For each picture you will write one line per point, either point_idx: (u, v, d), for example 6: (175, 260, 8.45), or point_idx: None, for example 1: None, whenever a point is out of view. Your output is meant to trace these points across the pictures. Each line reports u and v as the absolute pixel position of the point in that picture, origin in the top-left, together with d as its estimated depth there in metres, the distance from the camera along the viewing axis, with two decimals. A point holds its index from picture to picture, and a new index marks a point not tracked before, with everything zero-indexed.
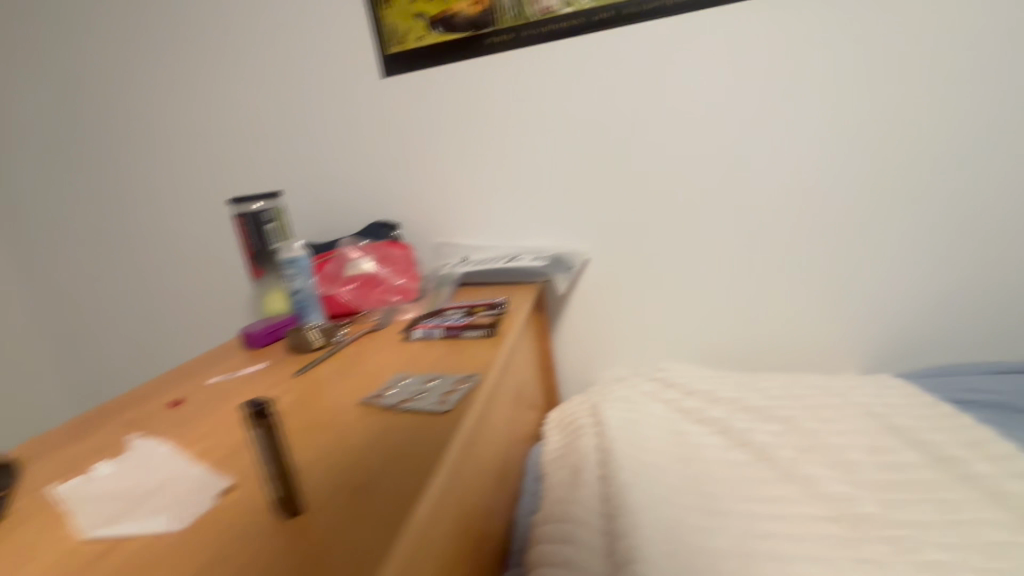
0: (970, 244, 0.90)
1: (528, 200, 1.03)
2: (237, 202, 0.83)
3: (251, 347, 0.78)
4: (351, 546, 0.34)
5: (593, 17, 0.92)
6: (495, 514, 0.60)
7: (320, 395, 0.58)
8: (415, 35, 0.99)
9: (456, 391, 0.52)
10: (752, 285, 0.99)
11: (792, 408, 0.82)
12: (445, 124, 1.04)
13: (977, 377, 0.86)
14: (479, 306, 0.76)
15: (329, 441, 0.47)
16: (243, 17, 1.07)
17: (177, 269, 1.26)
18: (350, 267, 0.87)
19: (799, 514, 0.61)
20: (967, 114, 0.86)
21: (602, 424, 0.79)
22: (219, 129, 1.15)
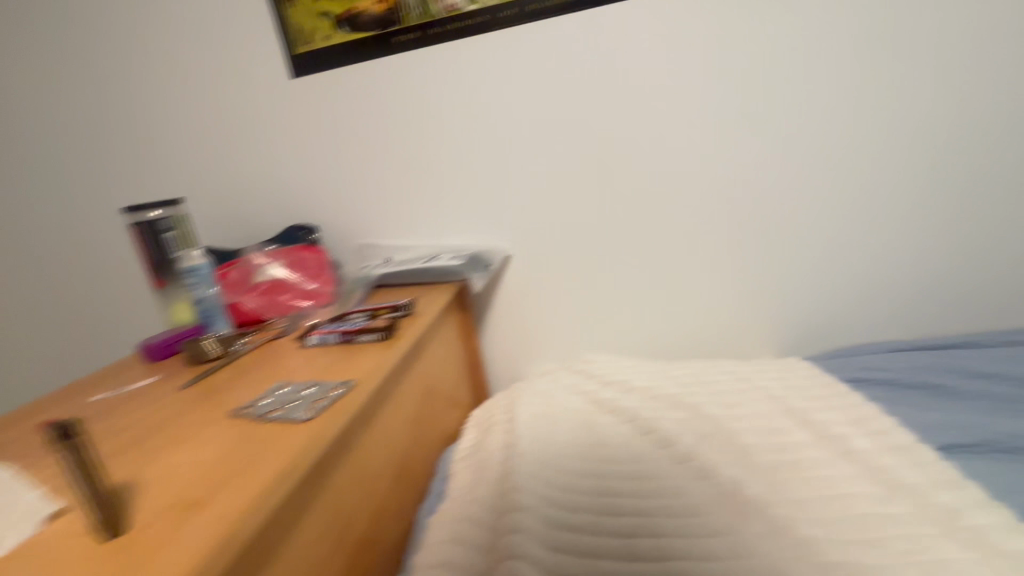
0: (866, 229, 0.94)
1: (448, 198, 1.03)
2: (132, 211, 0.80)
3: (150, 360, 0.76)
4: (163, 559, 0.33)
5: (497, 14, 0.93)
6: (382, 519, 0.59)
7: (197, 407, 0.56)
8: (322, 34, 0.98)
9: (326, 398, 0.52)
10: (668, 275, 1.02)
11: (698, 395, 0.85)
12: (359, 123, 1.02)
13: (875, 357, 0.91)
14: (382, 309, 0.76)
15: (181, 454, 0.45)
16: (147, 16, 1.04)
17: (92, 277, 1.21)
18: (258, 275, 0.86)
19: (685, 496, 0.63)
20: (856, 105, 0.90)
21: (513, 420, 0.80)
22: (130, 131, 1.11)
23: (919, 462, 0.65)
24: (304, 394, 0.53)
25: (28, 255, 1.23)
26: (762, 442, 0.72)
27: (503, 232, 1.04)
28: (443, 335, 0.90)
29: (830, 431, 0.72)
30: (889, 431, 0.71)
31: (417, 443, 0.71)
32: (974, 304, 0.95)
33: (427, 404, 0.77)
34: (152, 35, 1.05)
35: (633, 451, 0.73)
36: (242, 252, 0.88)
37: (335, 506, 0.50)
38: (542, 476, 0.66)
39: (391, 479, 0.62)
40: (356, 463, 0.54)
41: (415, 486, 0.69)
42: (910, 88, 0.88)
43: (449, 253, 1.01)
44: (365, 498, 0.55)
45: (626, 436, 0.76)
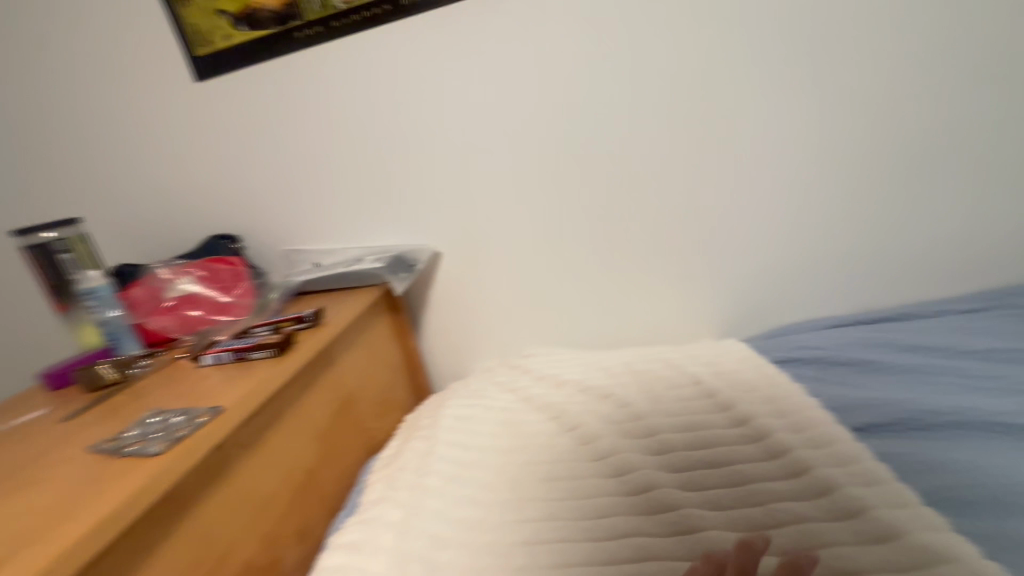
0: (798, 203, 0.92)
1: (370, 198, 1.00)
2: (23, 233, 0.77)
3: (51, 388, 0.73)
4: None
5: (399, 3, 0.89)
6: (279, 538, 0.57)
7: (67, 441, 0.54)
8: (222, 34, 0.93)
9: (188, 426, 0.50)
10: (601, 263, 0.99)
11: (627, 386, 0.83)
12: (272, 124, 0.98)
13: (809, 335, 0.89)
14: (287, 320, 0.74)
15: (16, 502, 0.43)
16: (41, 24, 0.99)
17: (11, 299, 1.16)
18: (168, 291, 0.83)
19: (596, 497, 0.61)
20: (777, 76, 0.86)
21: (435, 425, 0.78)
22: (38, 144, 1.06)
23: (832, 443, 0.63)
24: (167, 424, 0.50)
25: None
26: (682, 432, 0.70)
27: (430, 229, 1.00)
28: (367, 341, 0.87)
29: (751, 418, 0.70)
30: (808, 413, 0.69)
31: (329, 458, 0.69)
32: (912, 274, 0.93)
33: (345, 415, 0.75)
34: (48, 44, 1.00)
35: (551, 448, 0.71)
36: (151, 269, 0.85)
37: (201, 541, 0.48)
38: (451, 486, 0.65)
39: (290, 500, 0.60)
40: (234, 489, 0.53)
41: (327, 503, 0.67)
42: (828, 55, 0.85)
43: (374, 256, 0.98)
44: (249, 526, 0.54)
45: (547, 434, 0.74)
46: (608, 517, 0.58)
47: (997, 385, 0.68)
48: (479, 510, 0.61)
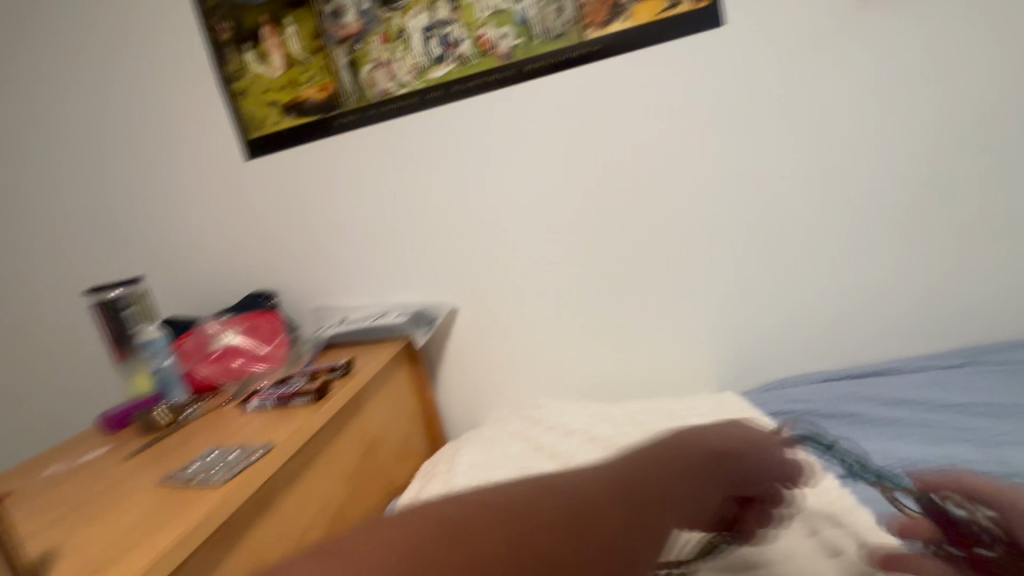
0: (785, 267, 1.01)
1: (396, 261, 1.11)
2: (94, 291, 0.87)
3: (108, 431, 0.81)
4: None
5: (426, 95, 1.01)
6: None
7: (134, 475, 0.61)
8: (272, 120, 1.07)
9: (245, 461, 0.57)
10: (606, 320, 1.08)
11: (631, 435, 0.89)
12: (311, 195, 1.10)
13: (801, 389, 0.95)
14: (322, 370, 0.83)
15: (103, 524, 0.50)
16: (113, 110, 1.14)
17: (66, 348, 1.26)
18: (214, 343, 0.93)
19: None
20: (760, 157, 0.97)
21: (452, 470, 0.84)
22: (101, 211, 1.19)
23: None
24: (228, 458, 0.58)
25: (10, 329, 1.29)
26: None
27: (449, 287, 1.10)
28: (389, 390, 0.95)
29: None
30: None
31: (355, 498, 0.76)
32: (895, 333, 1.00)
33: (369, 459, 0.82)
34: (118, 123, 1.14)
35: None
36: (201, 324, 0.96)
37: (252, 564, 0.54)
38: None
39: (322, 534, 0.66)
40: (279, 519, 0.59)
41: None
42: (808, 137, 0.95)
43: (397, 312, 1.08)
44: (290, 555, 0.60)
45: None
46: None
47: (975, 437, 0.73)
48: None
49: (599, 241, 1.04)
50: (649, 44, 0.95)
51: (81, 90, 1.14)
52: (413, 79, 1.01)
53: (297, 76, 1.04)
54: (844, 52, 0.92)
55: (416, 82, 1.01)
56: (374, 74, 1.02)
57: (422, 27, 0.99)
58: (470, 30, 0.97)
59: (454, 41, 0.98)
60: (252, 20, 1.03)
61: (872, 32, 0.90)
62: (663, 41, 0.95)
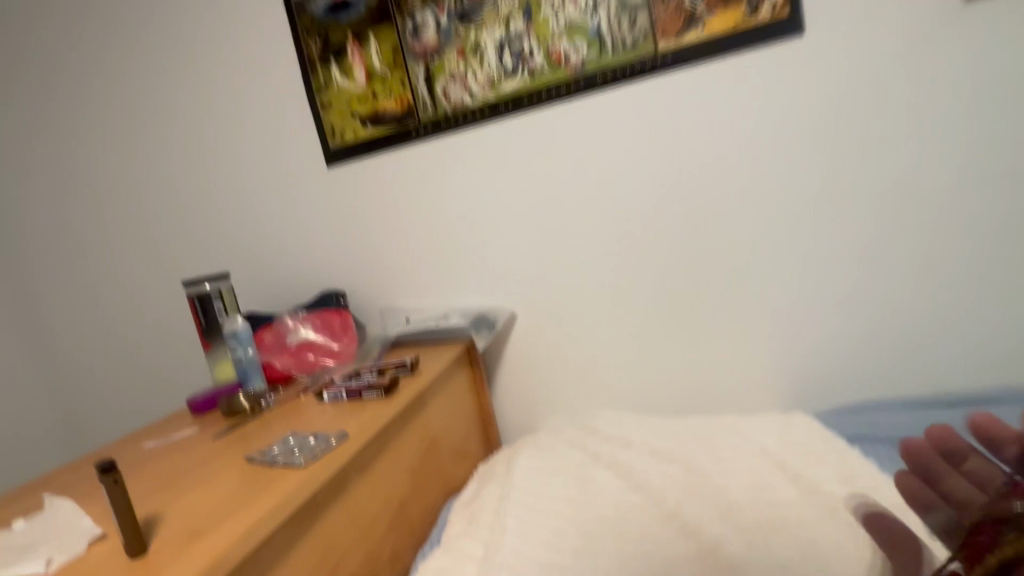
0: (865, 283, 0.95)
1: (459, 265, 1.13)
2: (190, 283, 0.95)
3: (195, 413, 0.88)
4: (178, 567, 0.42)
5: (497, 106, 1.04)
6: (379, 557, 0.65)
7: (221, 454, 0.65)
8: (351, 130, 1.13)
9: (322, 446, 0.60)
10: (668, 332, 1.05)
11: (694, 451, 0.86)
12: (382, 200, 1.15)
13: (881, 413, 0.89)
14: (390, 366, 0.86)
15: (199, 495, 0.54)
16: (207, 119, 1.23)
17: (156, 335, 1.38)
18: (290, 336, 0.98)
19: (666, 550, 0.65)
20: (840, 168, 0.93)
21: (511, 472, 0.85)
22: (192, 210, 1.29)
23: (905, 521, 0.64)
24: (306, 443, 0.61)
25: (107, 317, 1.41)
26: (750, 498, 0.72)
27: (510, 293, 1.12)
28: (450, 390, 0.97)
29: (822, 489, 0.71)
30: (882, 490, 0.70)
31: (417, 493, 0.77)
32: (986, 359, 0.93)
33: (430, 456, 0.84)
34: (212, 132, 1.23)
35: (622, 504, 0.75)
36: (279, 316, 1.02)
37: (327, 546, 0.56)
38: (527, 528, 0.70)
39: (387, 526, 0.68)
40: (350, 506, 0.62)
41: (414, 534, 0.75)
42: (895, 147, 0.90)
43: (459, 314, 1.10)
44: (359, 542, 0.62)
45: (617, 490, 0.78)
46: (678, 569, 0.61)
47: None
48: (557, 552, 0.66)
49: (664, 250, 1.02)
50: (725, 53, 0.93)
51: (181, 101, 1.24)
52: (485, 90, 1.04)
53: (376, 88, 1.10)
54: (938, 59, 0.87)
55: (488, 93, 1.04)
56: (448, 86, 1.06)
57: (496, 40, 1.02)
58: (543, 43, 1.00)
59: (527, 54, 1.01)
60: (339, 37, 1.10)
61: (971, 36, 0.85)
62: (739, 51, 0.93)
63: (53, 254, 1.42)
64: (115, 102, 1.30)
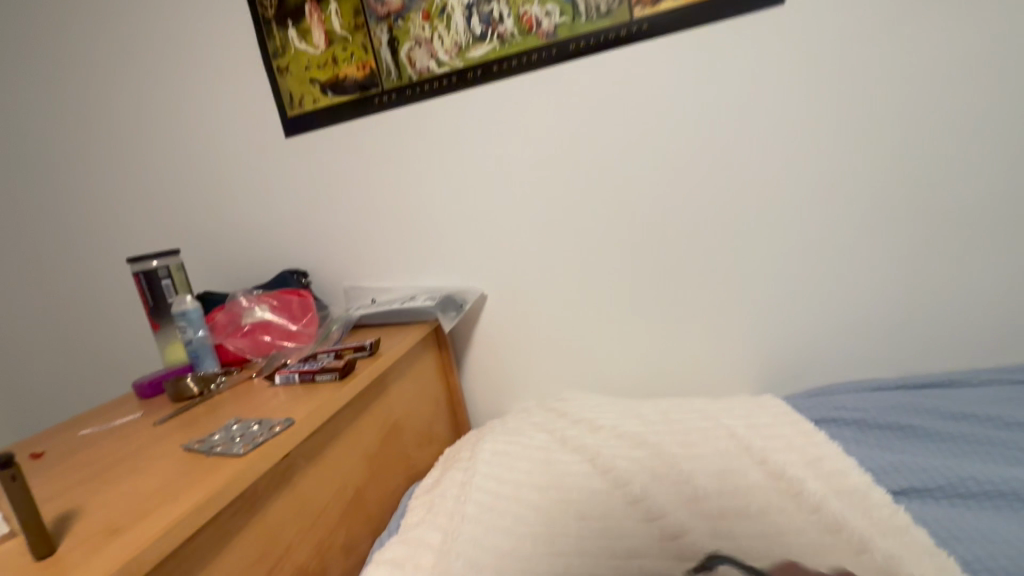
0: (837, 265, 0.94)
1: (427, 243, 1.09)
2: (135, 260, 0.89)
3: (141, 397, 0.83)
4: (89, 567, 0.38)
5: (466, 74, 0.99)
6: (330, 547, 0.62)
7: (159, 442, 0.61)
8: (311, 98, 1.07)
9: (266, 433, 0.56)
10: (640, 313, 1.03)
11: (662, 434, 0.85)
12: (346, 174, 1.10)
13: (849, 396, 0.89)
14: (348, 348, 0.82)
15: (126, 487, 0.50)
16: (157, 84, 1.15)
17: (109, 315, 1.31)
18: (245, 317, 0.93)
19: (629, 536, 0.63)
20: (816, 147, 0.91)
21: (475, 456, 0.83)
22: (144, 183, 1.22)
23: (867, 505, 0.63)
24: (249, 430, 0.57)
25: (56, 296, 1.33)
26: (715, 482, 0.71)
27: (479, 273, 1.08)
28: (415, 373, 0.94)
29: (786, 472, 0.71)
30: (846, 474, 0.69)
31: (375, 480, 0.74)
32: (952, 341, 0.94)
33: (391, 441, 0.81)
34: (162, 99, 1.16)
35: (586, 489, 0.73)
36: (234, 296, 0.96)
37: (268, 539, 0.53)
38: (488, 514, 0.68)
39: (340, 515, 0.65)
40: (297, 495, 0.58)
41: (371, 523, 0.72)
42: (871, 126, 0.88)
43: (426, 295, 1.06)
44: (306, 533, 0.59)
45: (582, 475, 0.77)
46: (639, 556, 0.60)
47: None
48: (517, 540, 0.64)
49: (637, 230, 1.00)
50: (702, 23, 0.90)
51: (128, 64, 1.16)
52: (452, 58, 0.99)
53: (337, 54, 1.03)
54: (916, 34, 0.84)
55: (455, 61, 0.99)
56: (414, 52, 1.00)
57: (464, 4, 0.96)
58: (514, 8, 0.94)
59: (497, 19, 0.95)
60: None
61: (951, 11, 0.83)
62: (717, 21, 0.89)
63: None
64: (56, 65, 1.20)
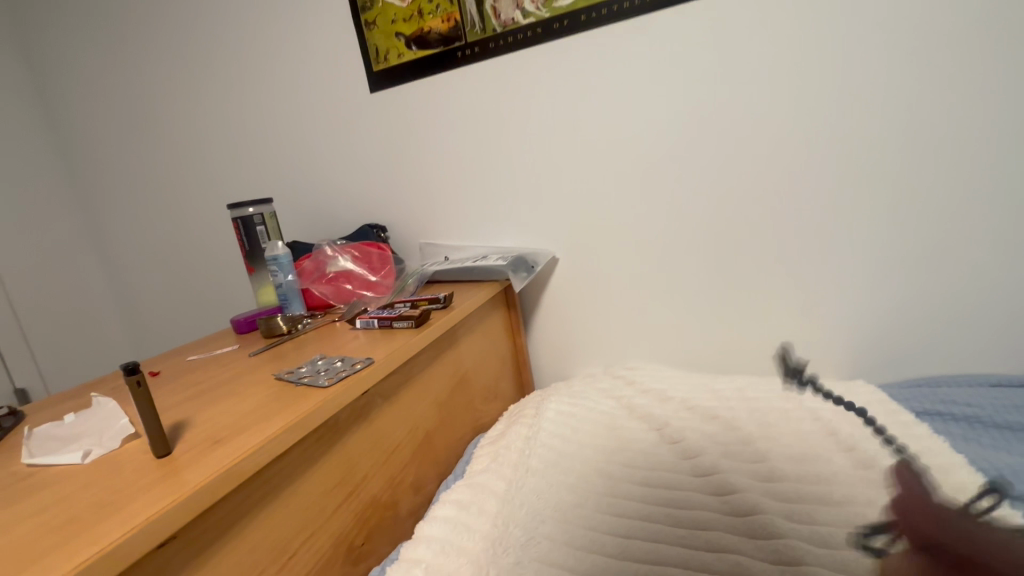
0: (958, 243, 0.83)
1: (502, 203, 1.09)
2: (233, 206, 0.95)
3: (237, 332, 0.91)
4: (200, 469, 0.42)
5: (551, 26, 0.95)
6: (401, 484, 0.66)
7: (254, 371, 0.67)
8: (396, 53, 1.08)
9: (348, 369, 0.59)
10: (721, 284, 0.97)
11: (737, 411, 0.81)
12: (425, 131, 1.11)
13: (960, 390, 0.80)
14: (423, 300, 0.84)
15: (227, 406, 0.55)
16: (254, 39, 1.20)
17: (211, 258, 1.44)
18: (329, 265, 0.98)
19: (697, 511, 0.60)
20: (947, 104, 0.79)
21: (540, 415, 0.83)
22: (241, 136, 1.29)
23: (977, 507, 0.56)
24: (333, 366, 0.61)
25: (167, 238, 1.47)
26: (795, 464, 0.67)
27: (553, 235, 1.06)
28: (484, 329, 0.95)
29: (878, 463, 0.65)
30: (950, 470, 0.62)
31: (444, 425, 0.77)
32: None
33: (458, 392, 0.83)
34: (258, 53, 1.21)
35: (653, 458, 0.71)
36: (319, 245, 1.01)
37: (348, 465, 0.57)
38: (552, 471, 0.69)
39: (411, 453, 0.68)
40: (374, 430, 0.62)
41: (437, 466, 0.75)
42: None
43: (499, 255, 1.06)
44: (381, 466, 0.62)
45: (649, 443, 0.75)
46: (705, 529, 0.57)
47: None
48: (580, 497, 0.64)
49: (726, 195, 0.93)
50: None
51: (229, 19, 1.21)
52: (538, 8, 0.95)
53: (423, 6, 1.03)
54: None
55: (542, 11, 0.95)
56: (499, 2, 0.97)
57: None
58: None
59: None
60: None
61: None
62: None
63: (117, 180, 1.48)
64: (167, 21, 1.29)
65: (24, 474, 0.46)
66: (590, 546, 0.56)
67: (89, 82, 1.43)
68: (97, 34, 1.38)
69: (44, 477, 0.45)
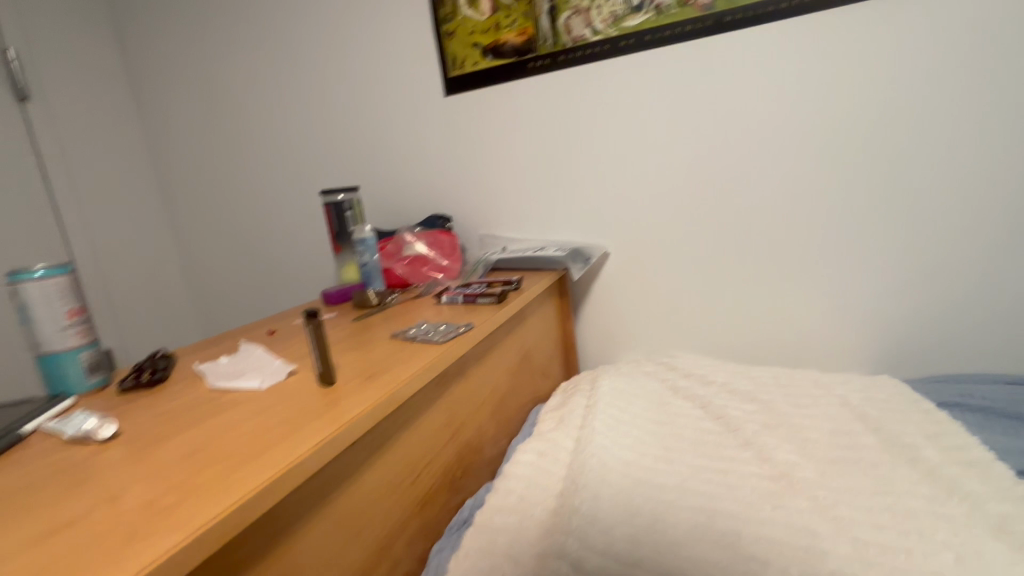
0: (982, 255, 0.92)
1: (560, 201, 1.19)
2: (326, 193, 1.07)
3: (328, 303, 1.03)
4: (366, 393, 0.53)
5: (617, 44, 1.06)
6: (484, 435, 0.76)
7: (365, 332, 0.78)
8: (472, 61, 1.19)
9: (454, 332, 0.71)
10: (761, 283, 1.07)
11: (774, 395, 0.91)
12: (492, 132, 1.22)
13: (977, 386, 0.88)
14: (498, 282, 0.95)
15: (360, 355, 0.66)
16: (337, 42, 1.32)
17: (280, 239, 1.56)
18: (407, 249, 1.10)
19: (741, 470, 0.70)
20: (979, 129, 0.88)
21: (595, 389, 0.93)
22: (317, 129, 1.42)
23: (989, 476, 0.65)
24: (440, 329, 0.72)
25: (240, 220, 1.60)
26: (828, 438, 0.77)
27: (605, 232, 1.17)
28: (543, 313, 1.06)
29: (902, 440, 0.74)
30: (966, 447, 0.71)
31: (514, 391, 0.88)
32: None
33: (524, 365, 0.94)
34: (340, 55, 1.33)
35: (700, 429, 0.81)
36: (397, 231, 1.13)
37: (453, 411, 0.68)
38: (612, 431, 0.79)
39: (492, 410, 0.79)
40: (470, 385, 0.73)
41: (508, 427, 0.86)
42: None
43: (555, 247, 1.17)
44: (473, 416, 0.73)
45: (695, 416, 0.85)
46: (751, 483, 0.67)
47: None
48: (639, 453, 0.74)
49: (770, 202, 1.02)
50: None
51: (314, 23, 1.34)
52: (607, 27, 1.06)
53: (500, 21, 1.14)
54: None
55: (610, 30, 1.06)
56: (571, 21, 1.08)
57: None
58: None
59: None
60: None
61: None
62: None
63: (197, 163, 1.61)
64: (256, 22, 1.41)
65: (215, 395, 0.58)
66: (653, 489, 0.66)
67: (177, 73, 1.56)
68: (189, 30, 1.51)
69: (236, 396, 0.57)
